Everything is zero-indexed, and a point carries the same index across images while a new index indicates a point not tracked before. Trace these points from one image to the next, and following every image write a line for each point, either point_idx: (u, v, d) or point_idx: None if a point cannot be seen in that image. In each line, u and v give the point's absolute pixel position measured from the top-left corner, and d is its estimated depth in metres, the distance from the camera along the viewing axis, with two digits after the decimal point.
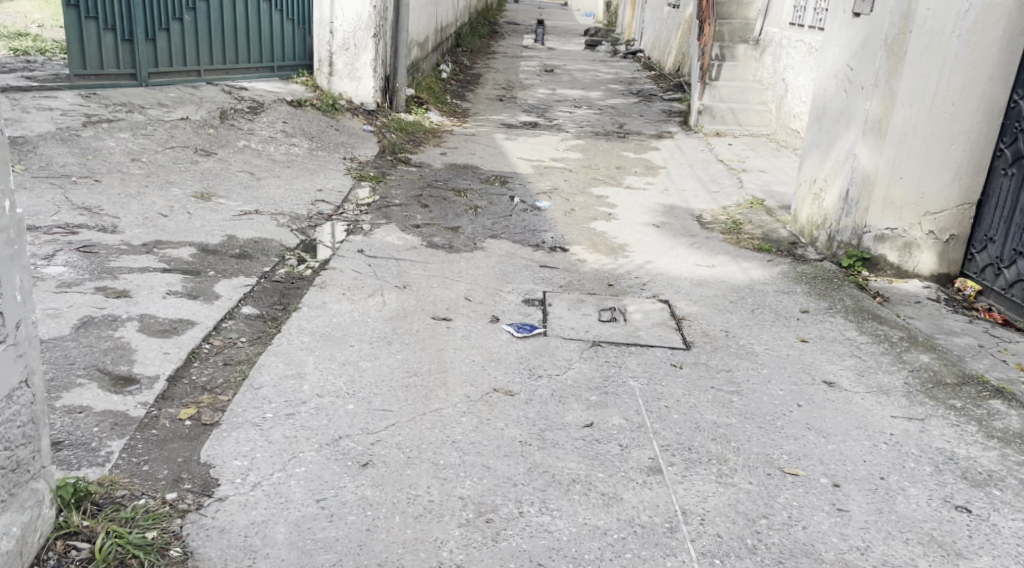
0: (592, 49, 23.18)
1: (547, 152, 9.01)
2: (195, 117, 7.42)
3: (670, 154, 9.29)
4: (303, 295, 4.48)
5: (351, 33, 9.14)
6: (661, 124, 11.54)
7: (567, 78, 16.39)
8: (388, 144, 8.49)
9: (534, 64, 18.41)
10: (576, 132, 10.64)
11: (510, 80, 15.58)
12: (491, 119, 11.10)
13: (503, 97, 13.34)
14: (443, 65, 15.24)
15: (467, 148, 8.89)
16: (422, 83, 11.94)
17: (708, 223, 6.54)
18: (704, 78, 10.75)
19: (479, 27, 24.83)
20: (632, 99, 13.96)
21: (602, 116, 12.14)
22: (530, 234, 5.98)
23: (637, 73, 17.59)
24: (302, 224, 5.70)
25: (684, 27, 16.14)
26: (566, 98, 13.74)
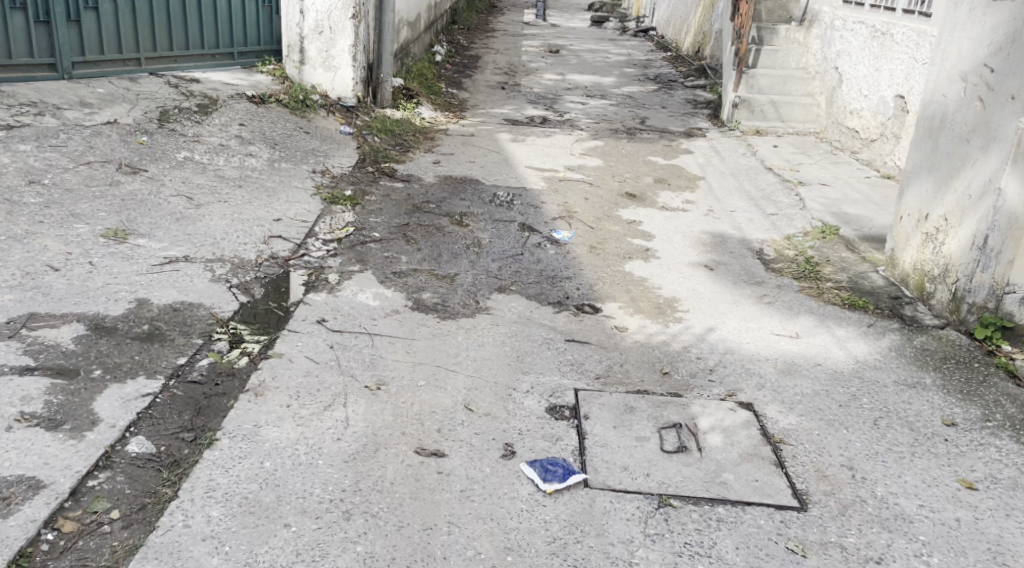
0: (599, 26, 21.65)
1: (562, 160, 7.62)
2: (125, 121, 6.01)
3: (704, 161, 7.91)
4: (226, 414, 3.05)
5: (325, 13, 7.69)
6: (687, 118, 10.19)
7: (575, 60, 14.91)
8: (369, 150, 7.07)
9: (537, 44, 16.89)
10: (590, 129, 9.22)
11: (512, 63, 14.10)
12: (492, 113, 9.66)
13: (505, 85, 11.88)
14: (438, 46, 13.77)
15: (466, 155, 7.49)
16: (412, 71, 10.48)
17: (773, 262, 5.15)
18: (742, 64, 9.42)
19: (476, 3, 23.27)
20: (650, 87, 12.56)
21: (617, 107, 10.71)
22: (550, 287, 4.58)
23: (651, 55, 16.13)
24: (246, 275, 4.31)
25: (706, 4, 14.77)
26: (575, 85, 12.29)
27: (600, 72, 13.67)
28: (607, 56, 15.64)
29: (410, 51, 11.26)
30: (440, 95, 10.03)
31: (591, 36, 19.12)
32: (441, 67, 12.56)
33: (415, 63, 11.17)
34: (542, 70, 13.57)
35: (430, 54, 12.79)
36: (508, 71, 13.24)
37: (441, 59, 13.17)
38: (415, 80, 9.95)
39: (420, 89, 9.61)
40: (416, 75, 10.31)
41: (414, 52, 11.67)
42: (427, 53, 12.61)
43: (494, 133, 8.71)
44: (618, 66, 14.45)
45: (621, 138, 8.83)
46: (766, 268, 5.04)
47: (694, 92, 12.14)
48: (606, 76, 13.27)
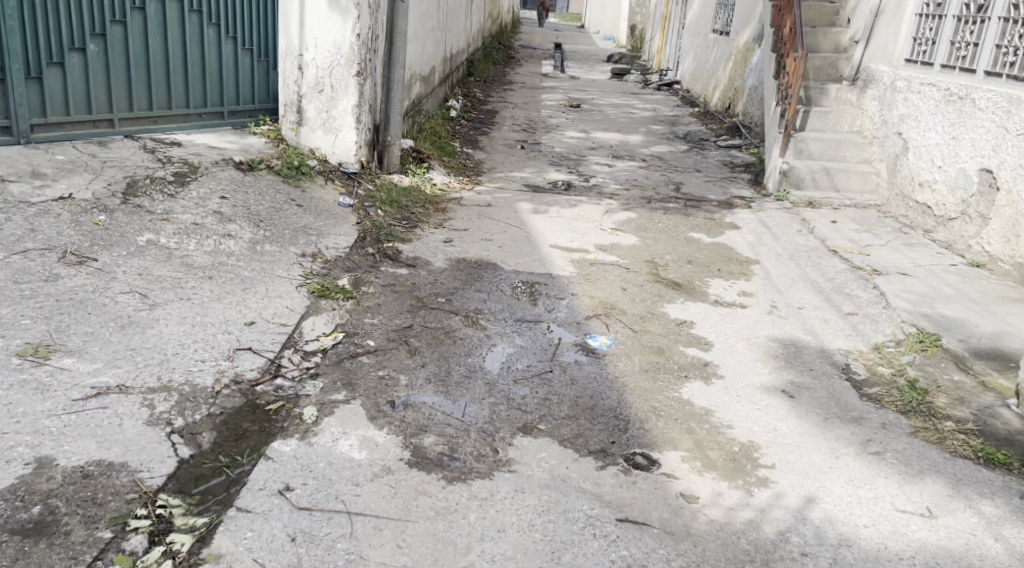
0: (621, 79, 20.84)
1: (593, 238, 6.65)
2: (82, 195, 5.09)
3: (755, 240, 6.92)
4: None
5: (327, 70, 6.84)
6: (726, 184, 9.25)
7: (598, 115, 14.03)
8: (370, 226, 6.12)
9: (557, 97, 16.04)
10: (621, 197, 8.27)
11: (531, 119, 13.22)
12: (510, 177, 8.71)
13: (525, 143, 10.97)
14: (451, 100, 12.93)
15: (482, 231, 6.52)
16: (424, 130, 9.58)
17: (866, 389, 4.14)
18: (789, 128, 8.55)
19: (491, 53, 22.59)
20: (680, 145, 11.67)
21: (647, 170, 9.75)
22: (589, 425, 3.56)
23: (678, 110, 15.24)
24: (195, 412, 3.35)
25: (738, 56, 13.95)
26: (601, 144, 11.37)
27: (626, 129, 12.77)
28: (632, 111, 14.76)
29: (422, 109, 10.39)
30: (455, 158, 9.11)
31: (613, 89, 18.29)
32: (456, 124, 11.68)
33: (428, 121, 10.28)
34: (564, 126, 12.68)
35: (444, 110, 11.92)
36: (527, 128, 12.35)
37: (456, 115, 12.29)
38: (428, 141, 9.05)
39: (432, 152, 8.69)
40: (428, 135, 9.41)
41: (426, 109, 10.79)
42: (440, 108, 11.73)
43: (514, 201, 7.75)
44: (645, 123, 13.55)
45: (657, 209, 7.84)
46: (861, 397, 4.05)
47: (730, 152, 11.20)
48: (633, 134, 12.38)
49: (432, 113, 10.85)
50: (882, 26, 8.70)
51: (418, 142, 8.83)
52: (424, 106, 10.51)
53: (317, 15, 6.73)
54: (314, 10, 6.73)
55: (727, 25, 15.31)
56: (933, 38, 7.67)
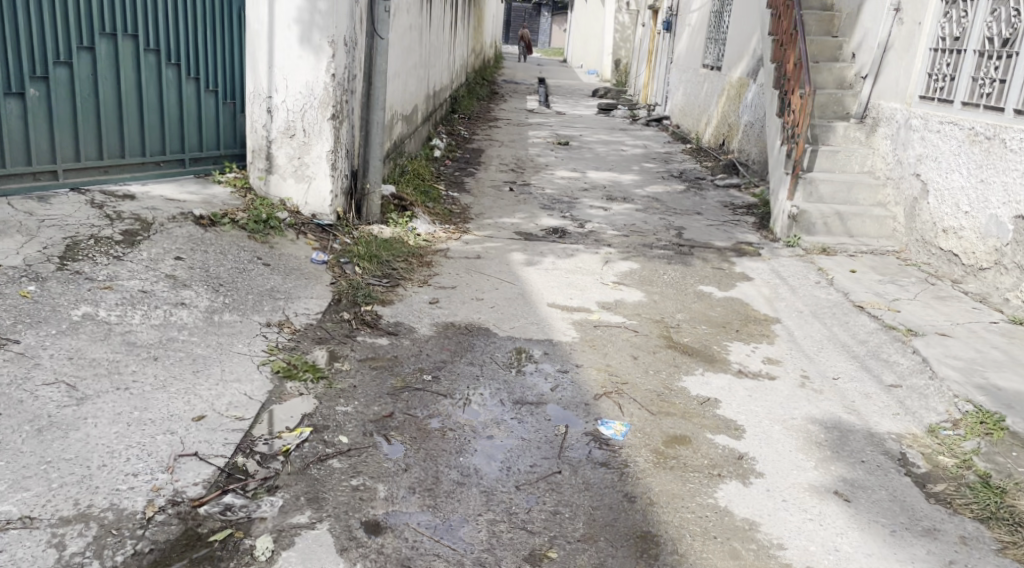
0: (608, 114, 20.36)
1: (593, 294, 6.01)
2: (12, 263, 4.44)
3: (770, 293, 6.31)
4: None
5: (299, 113, 6.21)
6: (731, 228, 8.66)
7: (588, 153, 13.48)
8: (346, 286, 5.46)
9: (545, 135, 15.50)
10: (620, 244, 7.65)
11: (519, 157, 12.64)
12: (500, 223, 8.08)
13: (514, 185, 10.37)
14: (435, 139, 12.36)
15: (471, 288, 5.87)
16: (406, 173, 8.97)
17: (932, 487, 3.54)
18: (797, 169, 7.97)
19: (476, 88, 22.13)
20: (676, 185, 11.10)
21: (645, 213, 9.16)
22: (612, 552, 3.03)
23: (670, 147, 14.71)
24: (117, 552, 2.85)
25: (731, 91, 13.44)
26: (593, 184, 10.79)
27: (618, 168, 12.20)
28: (623, 148, 14.23)
29: (404, 150, 9.78)
30: (440, 202, 8.48)
31: (600, 125, 17.78)
32: (440, 165, 11.07)
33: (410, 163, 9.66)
34: (553, 165, 12.11)
35: (428, 150, 11.33)
36: (515, 168, 11.77)
37: (440, 155, 11.69)
38: (411, 185, 8.42)
39: (415, 197, 8.05)
40: (411, 178, 8.78)
41: (408, 150, 10.19)
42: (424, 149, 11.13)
43: (505, 250, 7.11)
44: (637, 160, 13.00)
45: (660, 258, 7.22)
46: (928, 500, 3.47)
47: (729, 192, 10.63)
48: (626, 173, 11.81)
49: (415, 155, 10.26)
50: (891, 60, 8.16)
51: (400, 187, 8.20)
52: (405, 147, 9.90)
53: (288, 53, 6.12)
54: (284, 48, 6.11)
55: (717, 60, 14.85)
56: (949, 73, 7.15)
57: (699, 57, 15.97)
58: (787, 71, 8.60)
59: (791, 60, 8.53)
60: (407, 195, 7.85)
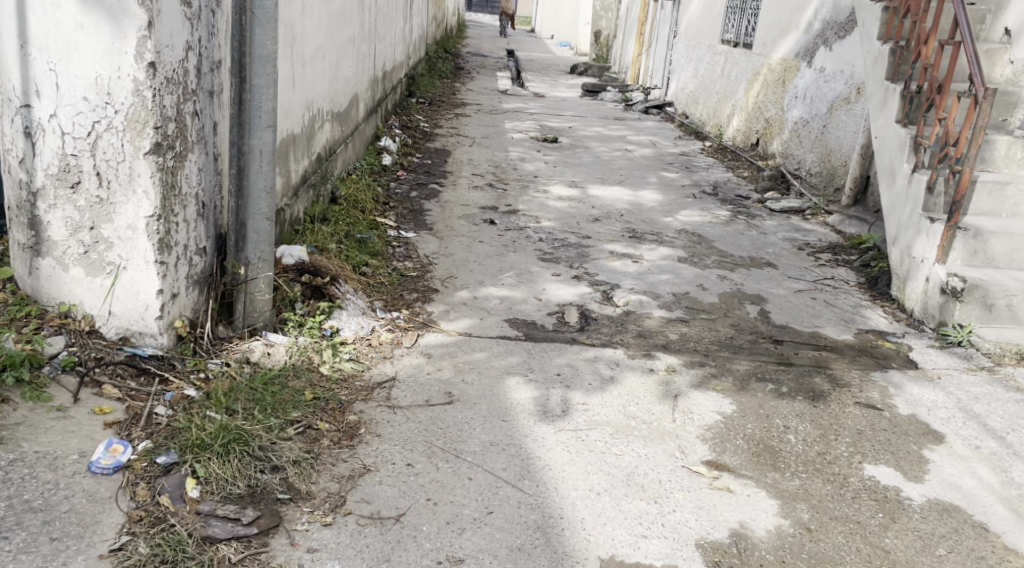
0: (596, 97, 17.23)
1: (683, 510, 3.02)
2: None
3: (1003, 481, 3.39)
4: None
5: (87, 140, 3.11)
6: (831, 293, 5.74)
7: (586, 157, 10.45)
8: (143, 552, 2.54)
9: (525, 128, 12.44)
10: (682, 340, 4.68)
11: (497, 165, 9.60)
12: (481, 301, 5.04)
13: (494, 215, 7.34)
14: (386, 140, 9.31)
15: (435, 507, 2.89)
16: (329, 220, 5.86)
17: None
18: (956, 216, 5.02)
19: (438, 64, 18.94)
20: (717, 208, 8.15)
21: (692, 264, 6.19)
22: None
23: (686, 146, 11.72)
24: None
25: (771, 77, 10.40)
26: (605, 209, 7.79)
27: (629, 180, 9.20)
28: (629, 148, 11.20)
29: (331, 173, 6.67)
30: (381, 264, 5.37)
31: (590, 113, 14.68)
32: (391, 184, 7.99)
33: (338, 201, 6.56)
34: (544, 177, 9.07)
35: (373, 164, 8.25)
36: (493, 182, 8.73)
37: (391, 168, 8.60)
38: (331, 242, 5.31)
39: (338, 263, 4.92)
40: (336, 230, 5.67)
41: (337, 174, 7.06)
42: (364, 164, 8.02)
43: (495, 370, 4.07)
44: (652, 168, 9.98)
45: (759, 374, 4.27)
46: None
47: (794, 221, 7.67)
48: (643, 188, 8.83)
49: (349, 179, 7.16)
50: None
51: (315, 249, 5.09)
52: (333, 172, 6.79)
53: (54, 17, 3.00)
54: (45, 6, 3.00)
55: (743, 35, 11.78)
56: None
57: (715, 32, 12.90)
58: (917, 58, 5.62)
59: (922, 41, 5.54)
60: (323, 263, 4.72)
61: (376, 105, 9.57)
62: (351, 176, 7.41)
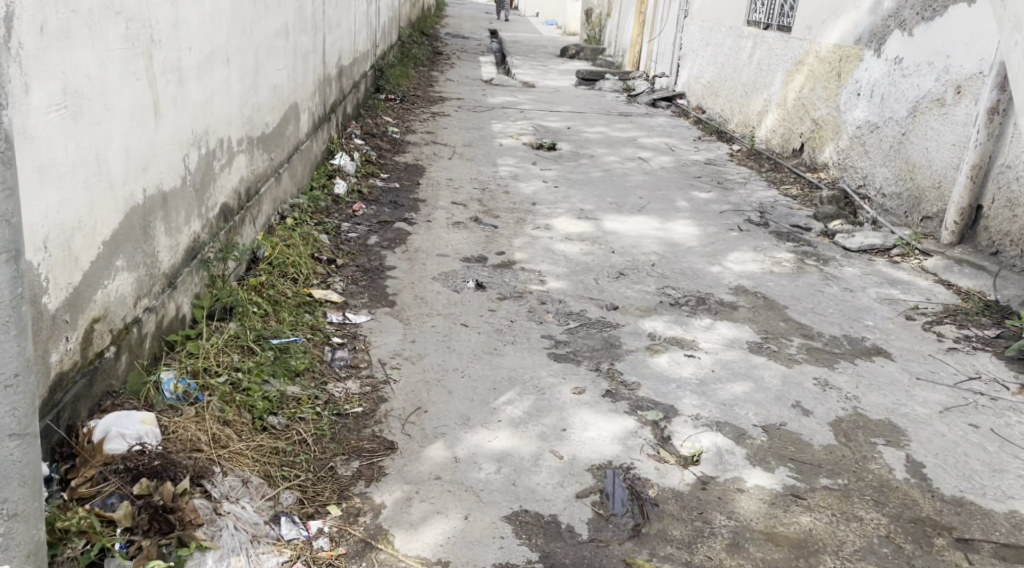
0: (593, 88, 15.29)
1: None
2: None
3: None
4: None
5: None
6: (987, 406, 3.84)
7: (593, 173, 8.53)
8: None
9: (516, 133, 10.49)
10: (812, 549, 2.83)
11: (484, 189, 7.66)
12: (469, 468, 3.08)
13: (483, 275, 5.41)
14: (341, 161, 7.37)
15: None
16: (232, 316, 3.92)
17: None
18: None
19: (412, 48, 16.90)
20: (773, 247, 6.25)
21: (771, 358, 4.28)
22: None
23: (709, 151, 9.81)
24: None
25: (819, 70, 8.50)
26: (629, 257, 5.88)
27: (649, 207, 7.28)
28: (643, 158, 9.29)
29: (244, 230, 4.72)
30: (303, 397, 3.43)
31: (590, 109, 12.74)
32: (343, 228, 6.04)
33: (254, 272, 4.59)
34: (544, 208, 7.15)
35: (317, 202, 6.29)
36: (478, 217, 6.79)
37: (344, 203, 6.64)
38: (222, 368, 3.39)
39: (216, 423, 2.99)
40: (239, 335, 3.74)
41: (260, 229, 5.11)
42: (303, 202, 6.06)
43: None
44: (675, 187, 8.07)
45: None
46: None
47: (881, 269, 5.78)
48: (671, 220, 6.92)
49: (276, 234, 5.21)
50: None
51: (191, 390, 3.15)
52: (249, 229, 4.83)
53: None
54: None
55: (776, 16, 9.87)
56: None
57: (739, 13, 10.94)
58: None
59: None
60: (190, 435, 2.89)
61: (323, 118, 7.59)
62: (283, 227, 5.47)
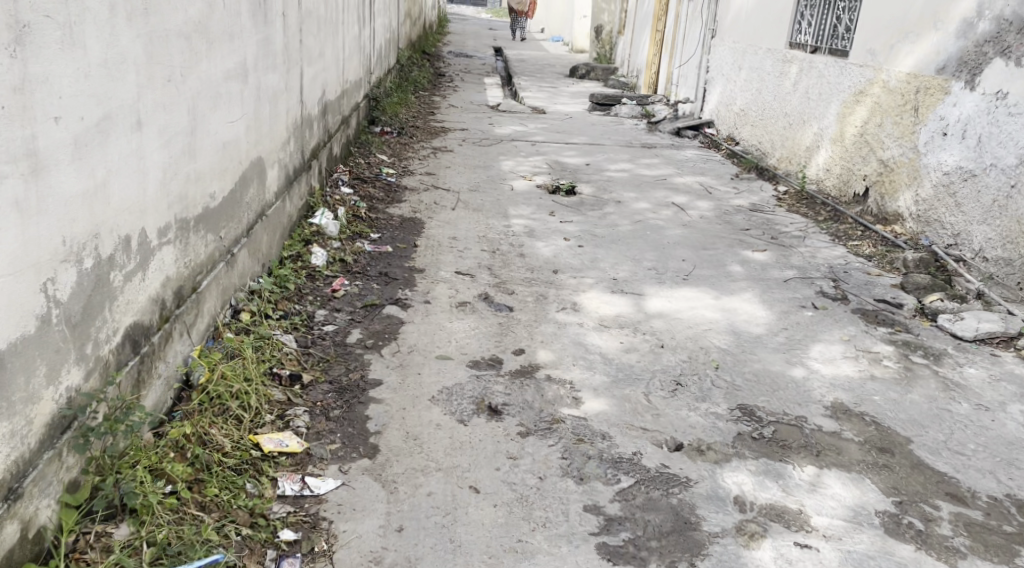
0: (610, 114, 14.07)
1: None
2: None
3: None
4: None
5: None
6: None
7: (623, 226, 7.25)
8: None
9: (528, 174, 9.22)
10: None
11: (495, 252, 6.38)
12: None
13: (497, 392, 4.09)
14: (328, 227, 6.18)
15: None
16: (124, 515, 2.79)
17: None
18: None
19: (411, 72, 15.67)
20: (862, 334, 4.96)
21: (920, 546, 3.07)
22: None
23: (753, 194, 8.55)
24: None
25: (888, 102, 7.25)
26: (684, 356, 4.59)
27: (695, 277, 5.99)
28: (679, 206, 8.01)
29: (165, 351, 3.42)
30: None
31: (610, 140, 11.50)
32: (317, 318, 4.76)
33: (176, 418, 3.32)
34: (568, 279, 5.86)
35: (285, 284, 5.00)
36: (488, 294, 5.50)
37: (320, 281, 5.35)
38: None
39: None
40: (127, 553, 2.68)
41: (196, 342, 3.81)
42: (265, 287, 4.75)
43: None
44: (722, 244, 6.77)
45: None
46: None
47: (1014, 371, 4.48)
48: (726, 295, 5.62)
49: (220, 345, 3.90)
50: None
51: None
52: (177, 347, 3.54)
53: None
54: None
55: (828, 37, 8.62)
56: None
57: (781, 34, 9.70)
58: None
59: None
60: None
61: (299, 171, 6.33)
62: (231, 330, 4.17)
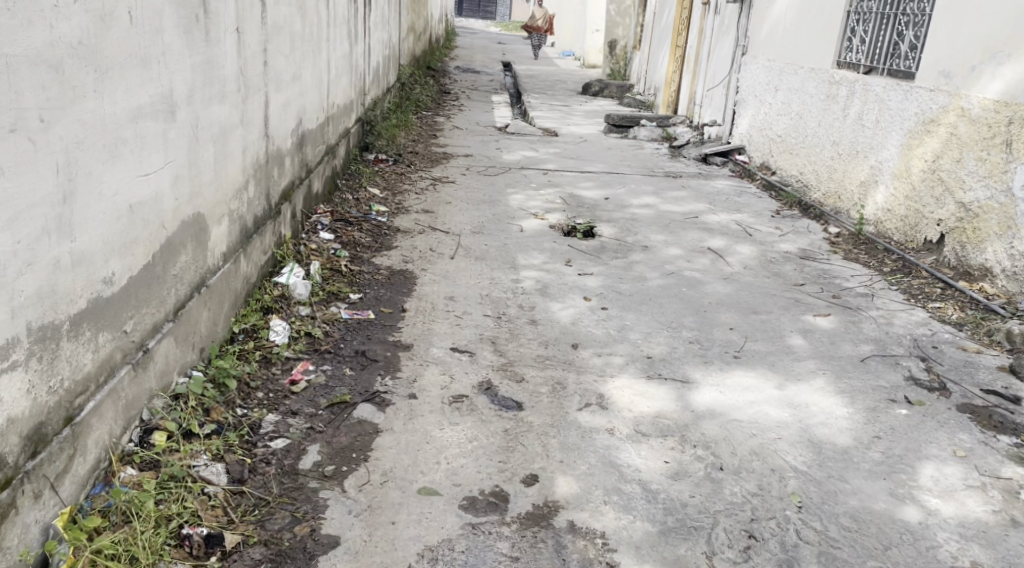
0: (629, 137, 12.96)
1: None
2: None
3: None
4: None
5: None
6: None
7: (653, 280, 6.10)
8: None
9: (540, 211, 8.09)
10: None
11: (501, 317, 5.24)
12: None
13: (502, 567, 2.95)
14: (296, 290, 5.06)
15: None
16: None
17: None
18: None
19: (413, 89, 14.59)
20: (980, 445, 3.82)
21: None
22: None
23: (801, 237, 7.42)
24: None
25: (968, 134, 6.12)
26: (753, 486, 3.43)
27: (748, 354, 4.83)
28: (716, 253, 6.86)
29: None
30: None
31: (631, 168, 10.38)
32: (263, 427, 3.63)
33: None
34: (592, 357, 4.71)
35: (227, 379, 3.85)
36: (491, 381, 4.35)
37: (277, 367, 4.22)
38: None
39: None
40: None
41: (69, 498, 2.76)
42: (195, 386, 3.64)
43: None
44: (774, 305, 5.62)
45: None
46: None
47: None
48: (792, 382, 4.46)
49: (107, 498, 2.83)
50: None
51: None
52: (24, 519, 2.53)
53: None
54: None
55: (887, 56, 7.49)
56: None
57: (827, 51, 8.56)
58: None
59: None
60: None
61: (262, 219, 5.22)
62: (135, 465, 3.08)
